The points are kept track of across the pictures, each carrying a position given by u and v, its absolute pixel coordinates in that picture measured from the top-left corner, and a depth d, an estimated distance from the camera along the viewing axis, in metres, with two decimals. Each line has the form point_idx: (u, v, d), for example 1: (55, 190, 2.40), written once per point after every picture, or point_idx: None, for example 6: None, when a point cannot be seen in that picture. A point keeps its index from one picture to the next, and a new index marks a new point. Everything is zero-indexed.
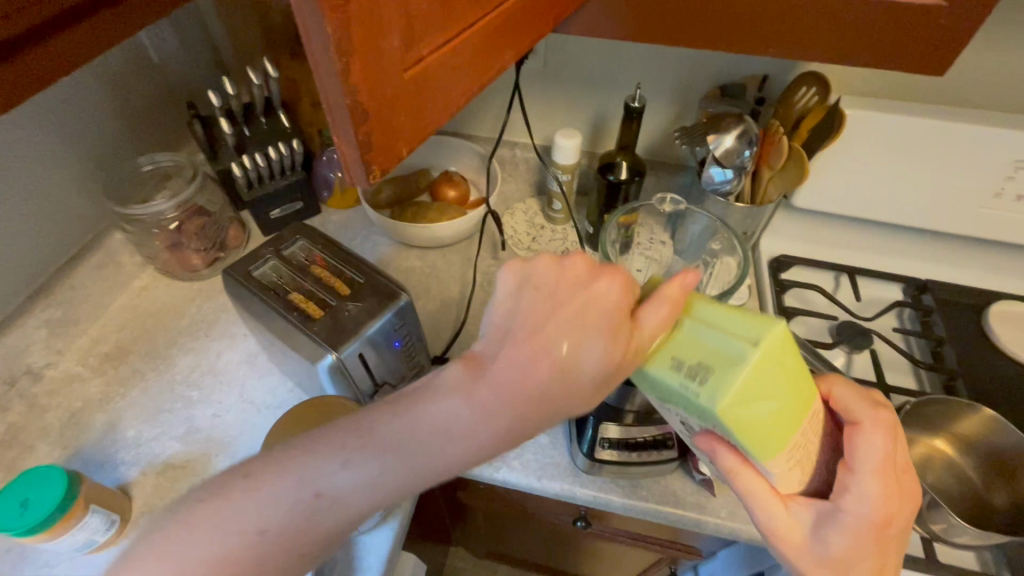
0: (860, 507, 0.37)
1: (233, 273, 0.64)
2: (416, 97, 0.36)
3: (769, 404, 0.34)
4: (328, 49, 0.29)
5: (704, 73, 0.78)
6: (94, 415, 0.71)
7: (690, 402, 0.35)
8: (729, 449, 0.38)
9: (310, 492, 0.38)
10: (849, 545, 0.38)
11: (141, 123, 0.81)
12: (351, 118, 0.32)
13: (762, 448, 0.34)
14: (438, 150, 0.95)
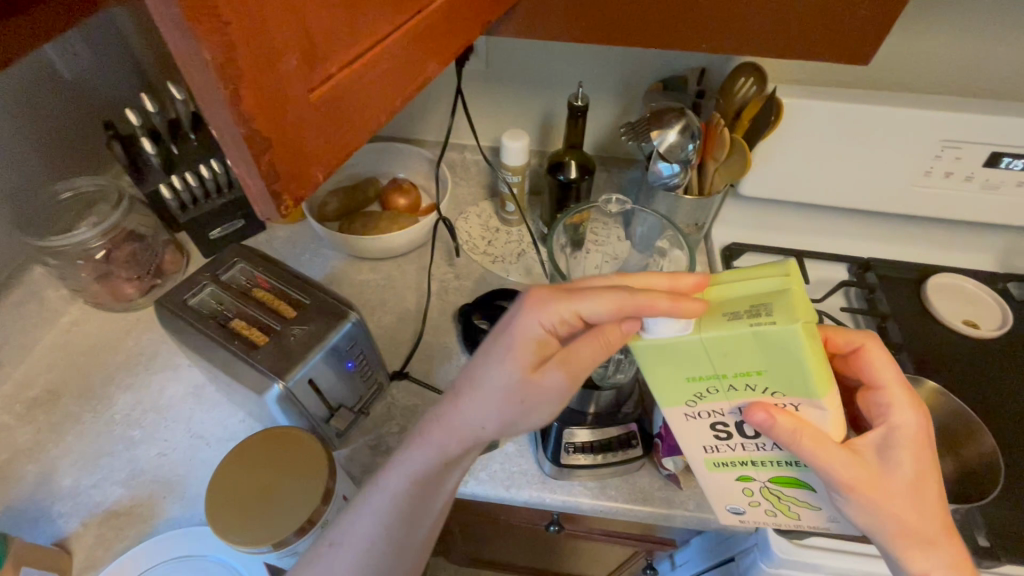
0: (904, 416, 0.41)
1: (166, 302, 0.60)
2: (331, 121, 0.30)
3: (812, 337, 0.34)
4: (207, 71, 0.23)
5: (645, 69, 0.80)
6: (24, 467, 0.65)
7: (759, 343, 0.32)
8: (783, 411, 0.35)
9: (409, 481, 0.47)
10: (910, 460, 0.39)
11: (58, 146, 0.76)
12: (249, 149, 0.26)
13: (821, 384, 0.33)
14: (385, 160, 0.94)
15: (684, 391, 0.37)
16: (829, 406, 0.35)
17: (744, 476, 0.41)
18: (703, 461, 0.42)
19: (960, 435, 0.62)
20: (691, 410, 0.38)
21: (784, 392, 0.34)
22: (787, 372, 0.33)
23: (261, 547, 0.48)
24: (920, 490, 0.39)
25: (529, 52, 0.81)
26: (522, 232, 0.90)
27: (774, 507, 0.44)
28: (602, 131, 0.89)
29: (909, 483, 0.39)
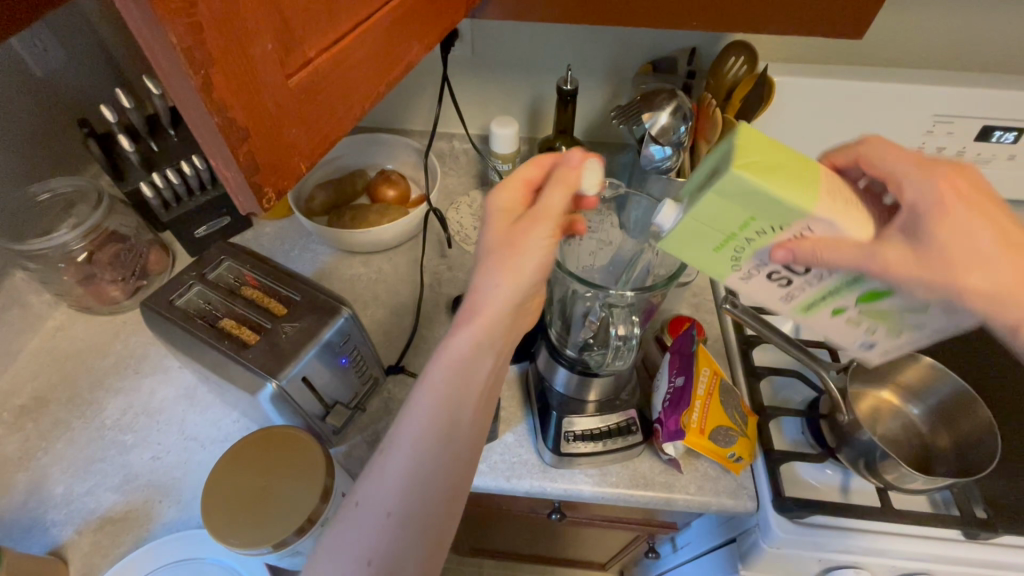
0: (942, 199, 0.37)
1: (152, 304, 0.58)
2: (311, 111, 0.29)
3: (773, 159, 0.34)
4: (174, 58, 0.21)
5: (634, 50, 0.79)
6: (14, 476, 0.64)
7: (719, 197, 0.34)
8: (790, 238, 0.35)
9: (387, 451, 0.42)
10: (961, 231, 0.36)
11: (32, 146, 0.73)
12: (226, 142, 0.25)
13: (807, 195, 0.33)
14: (372, 151, 0.92)
15: (722, 258, 0.38)
16: (823, 212, 0.33)
17: (836, 313, 0.40)
18: (793, 311, 0.41)
19: (957, 411, 0.62)
20: (741, 274, 0.39)
21: (787, 221, 0.34)
22: (767, 210, 0.33)
23: (261, 548, 0.47)
24: (983, 255, 0.37)
25: (514, 36, 0.79)
26: None
27: (876, 324, 0.40)
28: (592, 116, 0.88)
29: (972, 256, 0.36)
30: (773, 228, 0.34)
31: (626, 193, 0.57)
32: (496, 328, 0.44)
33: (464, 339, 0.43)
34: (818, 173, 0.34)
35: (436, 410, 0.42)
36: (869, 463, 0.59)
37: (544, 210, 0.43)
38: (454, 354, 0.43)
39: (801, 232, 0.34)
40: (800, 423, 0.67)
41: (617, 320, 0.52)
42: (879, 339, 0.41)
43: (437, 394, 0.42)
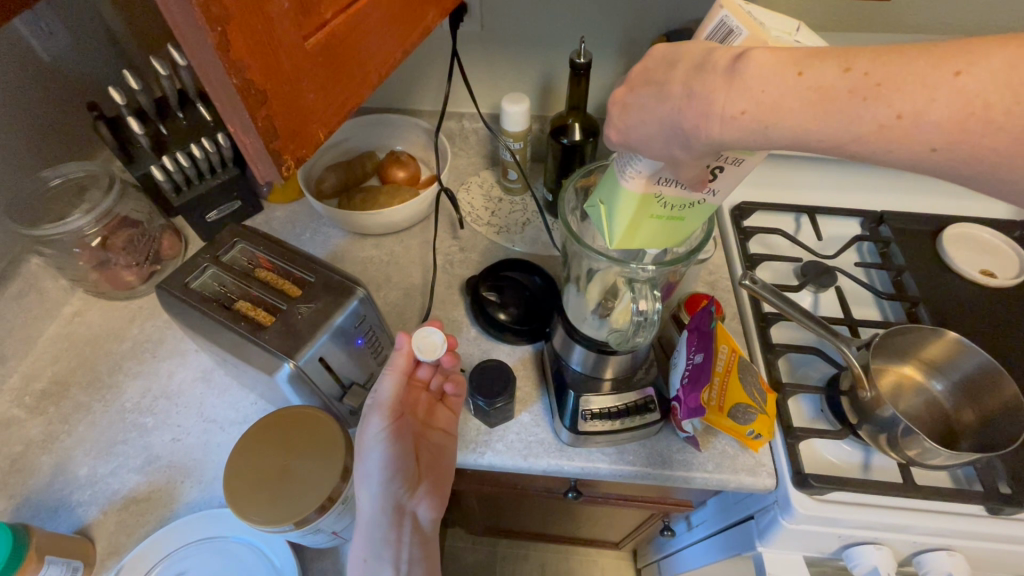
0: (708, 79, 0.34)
1: (167, 287, 0.58)
2: (328, 75, 0.28)
3: (602, 204, 0.45)
4: (192, 12, 0.20)
5: (649, 22, 0.77)
6: (38, 458, 0.65)
7: (632, 241, 0.44)
8: (673, 190, 0.41)
9: (366, 521, 0.54)
10: (720, 113, 0.33)
11: (41, 131, 0.73)
12: (244, 105, 0.24)
13: (629, 195, 0.41)
14: (380, 132, 0.91)
15: (694, 213, 0.43)
16: (634, 184, 0.40)
17: None
18: (751, 158, 0.38)
19: (981, 386, 0.61)
20: (707, 193, 0.41)
21: (654, 197, 0.41)
22: (641, 216, 0.42)
23: (283, 526, 0.47)
24: (761, 102, 0.33)
25: (524, 10, 0.77)
26: (526, 201, 0.88)
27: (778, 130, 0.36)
28: (604, 91, 0.86)
29: (758, 116, 0.33)
30: (660, 199, 0.41)
31: None
32: (388, 511, 0.54)
33: (368, 531, 0.54)
34: (614, 171, 0.43)
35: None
36: (891, 438, 0.58)
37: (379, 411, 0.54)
38: (361, 555, 0.54)
39: (662, 183, 0.40)
40: (818, 400, 0.67)
41: (638, 295, 0.52)
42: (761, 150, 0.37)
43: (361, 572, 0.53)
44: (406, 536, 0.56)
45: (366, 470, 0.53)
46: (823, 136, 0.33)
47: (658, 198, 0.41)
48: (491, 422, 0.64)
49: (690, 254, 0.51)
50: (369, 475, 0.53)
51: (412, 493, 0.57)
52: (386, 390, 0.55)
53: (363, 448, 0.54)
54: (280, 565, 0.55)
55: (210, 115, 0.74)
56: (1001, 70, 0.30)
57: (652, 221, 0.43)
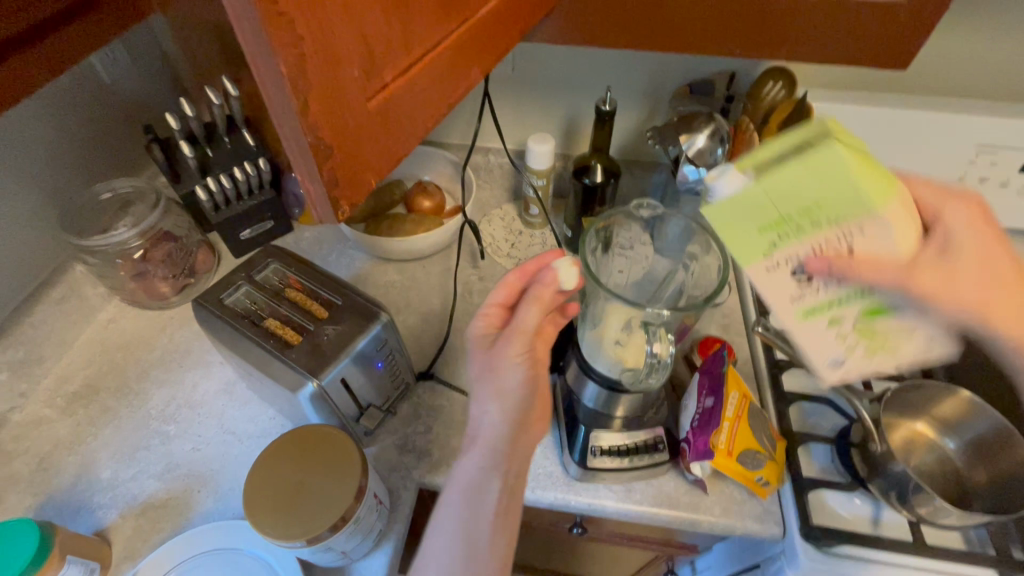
0: (941, 228, 0.43)
1: (203, 301, 0.62)
2: (384, 131, 0.31)
3: (844, 148, 0.36)
4: (281, 84, 0.24)
5: (672, 73, 0.80)
6: (64, 458, 0.67)
7: (807, 171, 0.35)
8: (834, 253, 0.37)
9: (477, 437, 0.53)
10: (945, 266, 0.41)
11: (97, 148, 0.78)
12: (315, 159, 0.27)
13: (882, 192, 0.35)
14: (409, 163, 0.95)
15: (756, 246, 0.38)
16: (891, 213, 0.36)
17: (830, 324, 0.41)
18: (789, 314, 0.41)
19: (994, 448, 0.61)
20: (771, 263, 0.38)
21: (856, 207, 0.35)
22: (839, 198, 0.35)
23: (294, 542, 0.49)
24: (957, 251, 0.42)
25: (552, 56, 0.81)
26: (545, 235, 0.91)
27: (859, 344, 0.42)
28: (626, 135, 0.89)
29: (960, 280, 0.41)
30: (832, 219, 0.36)
31: (663, 212, 0.65)
32: (496, 449, 0.52)
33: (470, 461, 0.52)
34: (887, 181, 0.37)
35: (458, 528, 0.48)
36: (902, 494, 0.58)
37: (517, 330, 0.54)
38: (456, 490, 0.50)
39: (851, 245, 0.36)
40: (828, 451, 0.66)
41: (652, 337, 0.53)
42: (853, 360, 0.42)
43: (455, 514, 0.49)
44: (499, 486, 0.50)
45: (482, 399, 0.53)
46: (950, 299, 0.39)
47: (834, 227, 0.36)
48: None
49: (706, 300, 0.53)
50: (482, 411, 0.53)
51: (520, 445, 0.53)
52: (528, 308, 0.53)
53: (478, 376, 0.55)
54: None
55: (253, 140, 0.79)
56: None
57: (813, 201, 0.35)
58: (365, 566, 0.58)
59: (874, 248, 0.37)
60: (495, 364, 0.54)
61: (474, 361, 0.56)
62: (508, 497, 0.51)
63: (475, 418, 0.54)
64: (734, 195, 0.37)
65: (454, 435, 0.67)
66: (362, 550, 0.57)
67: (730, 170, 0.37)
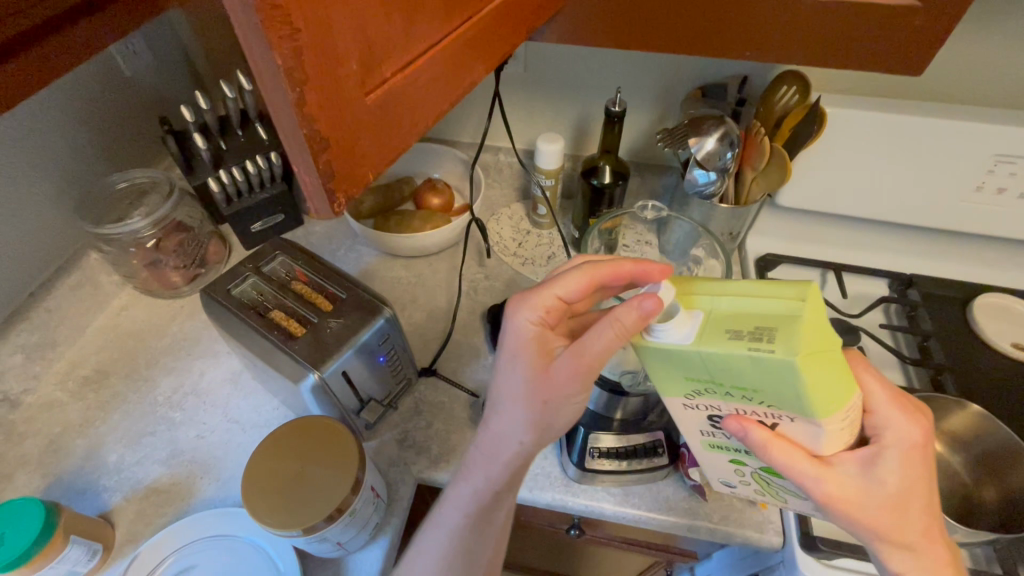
0: (905, 447, 0.39)
1: (211, 291, 0.62)
2: (382, 126, 0.31)
3: (819, 347, 0.33)
4: (278, 77, 0.24)
5: (684, 75, 0.79)
6: (73, 441, 0.69)
7: (750, 363, 0.33)
8: (758, 424, 0.38)
9: (498, 462, 0.50)
10: (884, 485, 0.39)
11: (115, 139, 0.80)
12: (311, 152, 0.27)
13: (821, 412, 0.35)
14: (420, 160, 0.96)
15: (680, 387, 0.40)
16: (828, 426, 0.36)
17: (736, 461, 0.45)
18: (700, 442, 0.45)
19: (1005, 464, 0.59)
20: (689, 401, 0.40)
21: (785, 410, 0.36)
22: (779, 390, 0.34)
23: (291, 531, 0.49)
24: (896, 526, 0.39)
25: (563, 57, 0.81)
26: (553, 236, 0.91)
27: (764, 487, 0.47)
28: (637, 137, 0.88)
29: (899, 493, 0.39)
30: (761, 403, 0.36)
31: (668, 215, 0.68)
32: (512, 478, 0.51)
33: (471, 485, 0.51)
34: (852, 387, 0.35)
35: (460, 540, 0.52)
36: None
37: (575, 351, 0.44)
38: (465, 515, 0.51)
39: (768, 422, 0.38)
40: None
41: None
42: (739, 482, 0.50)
43: (461, 520, 0.52)
44: (502, 505, 0.53)
45: (517, 425, 0.48)
46: (859, 518, 0.40)
47: (762, 406, 0.37)
48: None
49: None
50: (513, 443, 0.49)
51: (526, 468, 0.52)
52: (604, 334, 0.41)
53: (516, 396, 0.48)
54: (283, 571, 0.56)
55: (266, 134, 0.81)
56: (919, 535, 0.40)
57: (745, 388, 0.35)
58: (361, 559, 0.59)
59: (797, 436, 0.38)
60: (550, 386, 0.46)
61: (515, 370, 0.48)
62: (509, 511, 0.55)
63: (497, 444, 0.49)
64: (672, 348, 0.36)
65: (454, 432, 0.68)
66: (359, 541, 0.58)
67: (677, 317, 0.36)
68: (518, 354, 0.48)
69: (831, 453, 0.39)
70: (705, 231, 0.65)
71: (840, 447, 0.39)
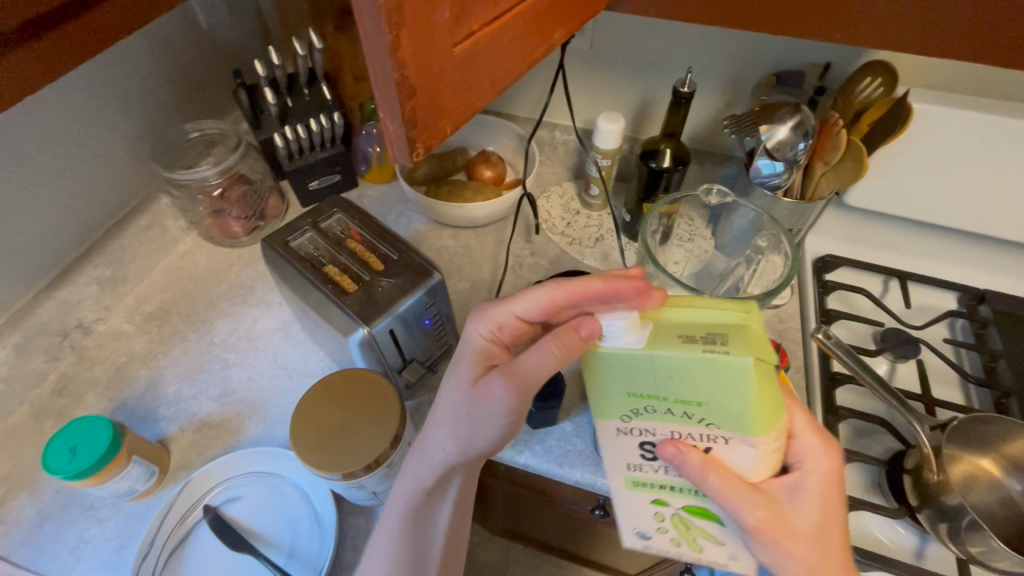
0: (821, 473, 0.42)
1: (272, 241, 0.65)
2: (465, 79, 0.31)
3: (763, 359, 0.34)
4: (380, 17, 0.24)
5: (759, 60, 0.76)
6: (137, 370, 0.73)
7: (703, 366, 0.34)
8: (694, 448, 0.37)
9: (429, 474, 0.50)
10: (803, 508, 0.41)
11: (188, 89, 0.83)
12: (398, 96, 0.28)
13: (753, 429, 0.36)
14: (476, 131, 0.96)
15: (617, 408, 0.39)
16: (761, 445, 0.37)
17: (660, 501, 0.43)
18: (624, 480, 0.43)
19: None
20: (625, 424, 0.39)
21: (718, 428, 0.37)
22: (724, 402, 0.35)
23: (332, 474, 0.51)
24: (810, 552, 0.42)
25: (631, 33, 0.79)
26: (603, 217, 0.90)
27: (680, 538, 0.45)
28: (700, 122, 0.85)
29: (812, 518, 0.41)
30: (701, 421, 0.37)
31: (732, 200, 0.65)
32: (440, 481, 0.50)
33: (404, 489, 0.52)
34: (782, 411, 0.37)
35: (401, 541, 0.52)
36: (953, 529, 0.54)
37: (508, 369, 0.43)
38: (400, 513, 0.52)
39: (701, 446, 0.38)
40: (876, 474, 0.63)
41: None
42: (654, 534, 0.45)
43: (404, 522, 0.52)
44: (439, 507, 0.53)
45: (446, 436, 0.48)
46: (780, 547, 0.40)
47: (702, 425, 0.37)
48: (532, 423, 0.66)
49: (766, 294, 0.51)
50: (441, 444, 0.49)
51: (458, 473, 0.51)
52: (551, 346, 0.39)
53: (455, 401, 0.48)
54: (320, 513, 0.59)
55: (330, 95, 0.83)
56: (831, 563, 0.42)
57: (688, 399, 0.36)
58: None
59: (730, 459, 0.39)
60: (478, 406, 0.45)
61: (460, 379, 0.48)
62: (455, 510, 0.55)
63: (427, 454, 0.49)
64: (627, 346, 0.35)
65: None
66: None
67: (632, 321, 0.35)
68: (471, 364, 0.48)
69: (759, 480, 0.40)
70: (770, 227, 0.64)
71: (765, 475, 0.40)
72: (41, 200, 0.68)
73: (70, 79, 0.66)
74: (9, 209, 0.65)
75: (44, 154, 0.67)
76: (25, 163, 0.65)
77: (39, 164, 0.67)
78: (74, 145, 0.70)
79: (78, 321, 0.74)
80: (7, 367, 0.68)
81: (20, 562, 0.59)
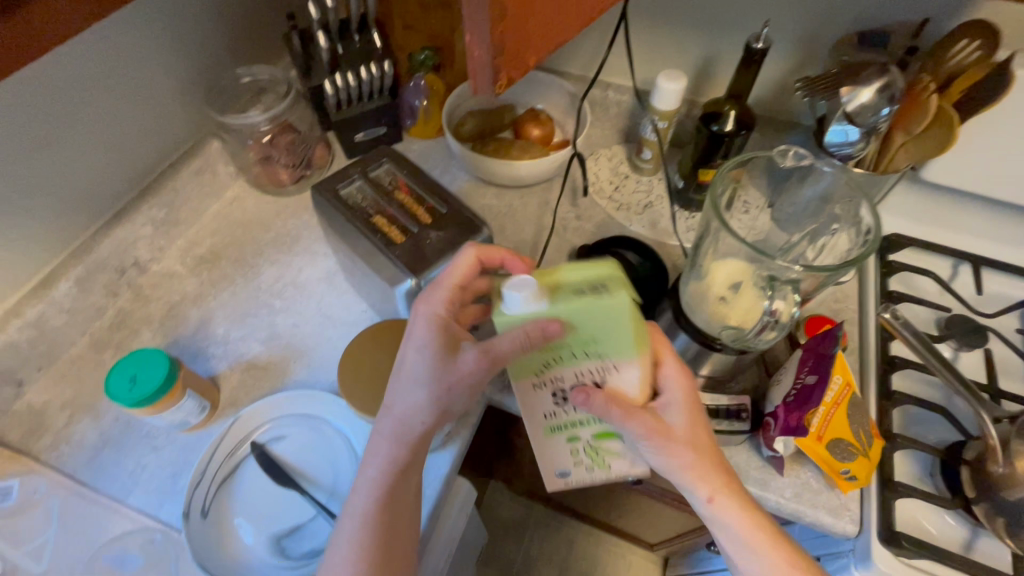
0: (688, 392, 0.47)
1: (321, 188, 0.65)
2: (553, 6, 0.30)
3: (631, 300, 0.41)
4: None
5: (842, 17, 0.69)
6: (189, 310, 0.76)
7: (595, 308, 0.39)
8: (597, 390, 0.43)
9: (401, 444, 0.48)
10: (682, 422, 0.47)
11: (240, 33, 0.82)
12: (489, 14, 0.27)
13: (630, 351, 0.42)
14: (526, 88, 0.92)
15: (533, 363, 0.42)
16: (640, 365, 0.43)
17: (574, 440, 0.47)
18: (543, 429, 0.46)
19: None
20: (538, 379, 0.43)
21: (609, 360, 0.42)
22: (608, 336, 0.41)
23: (377, 419, 0.52)
24: (706, 468, 0.47)
25: None
26: (653, 183, 0.87)
27: (592, 461, 0.49)
28: (768, 85, 0.80)
29: (690, 434, 0.47)
30: (595, 355, 0.42)
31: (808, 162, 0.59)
32: (411, 460, 0.49)
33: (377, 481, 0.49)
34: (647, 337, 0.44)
35: (378, 528, 0.48)
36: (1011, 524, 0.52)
37: (487, 350, 0.41)
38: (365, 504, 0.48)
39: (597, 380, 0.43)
40: (929, 463, 0.61)
41: (777, 295, 0.51)
42: (572, 472, 0.49)
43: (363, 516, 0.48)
44: (413, 481, 0.50)
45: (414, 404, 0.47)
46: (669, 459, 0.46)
47: (595, 360, 0.42)
48: None
49: (842, 265, 0.45)
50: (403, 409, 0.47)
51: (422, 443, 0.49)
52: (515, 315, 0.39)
53: (417, 378, 0.47)
54: (360, 457, 0.61)
55: (380, 43, 0.81)
56: (728, 483, 0.48)
57: (579, 338, 0.41)
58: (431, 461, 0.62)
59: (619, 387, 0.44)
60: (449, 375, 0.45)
61: (423, 360, 0.46)
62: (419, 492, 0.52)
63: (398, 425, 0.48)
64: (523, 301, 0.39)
65: None
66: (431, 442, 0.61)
67: (531, 287, 0.39)
68: (430, 342, 0.46)
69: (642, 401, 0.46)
70: (850, 186, 0.57)
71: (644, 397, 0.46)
72: (100, 139, 0.69)
73: (127, 16, 0.66)
74: (71, 146, 0.67)
75: (103, 92, 0.67)
76: (87, 100, 0.66)
77: (99, 103, 0.67)
78: (130, 85, 0.70)
79: (135, 260, 0.76)
80: (70, 299, 0.70)
81: (84, 481, 0.62)
